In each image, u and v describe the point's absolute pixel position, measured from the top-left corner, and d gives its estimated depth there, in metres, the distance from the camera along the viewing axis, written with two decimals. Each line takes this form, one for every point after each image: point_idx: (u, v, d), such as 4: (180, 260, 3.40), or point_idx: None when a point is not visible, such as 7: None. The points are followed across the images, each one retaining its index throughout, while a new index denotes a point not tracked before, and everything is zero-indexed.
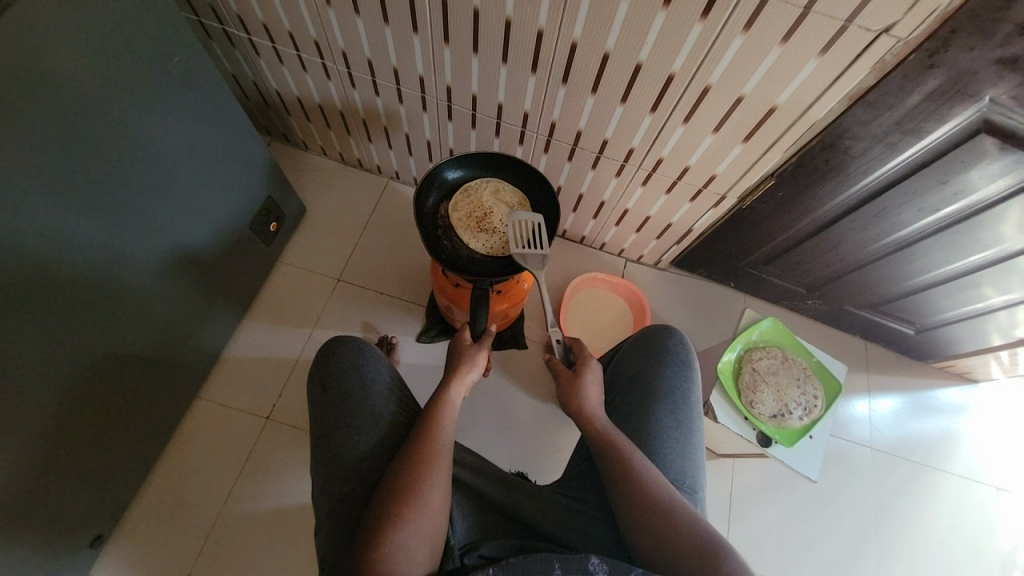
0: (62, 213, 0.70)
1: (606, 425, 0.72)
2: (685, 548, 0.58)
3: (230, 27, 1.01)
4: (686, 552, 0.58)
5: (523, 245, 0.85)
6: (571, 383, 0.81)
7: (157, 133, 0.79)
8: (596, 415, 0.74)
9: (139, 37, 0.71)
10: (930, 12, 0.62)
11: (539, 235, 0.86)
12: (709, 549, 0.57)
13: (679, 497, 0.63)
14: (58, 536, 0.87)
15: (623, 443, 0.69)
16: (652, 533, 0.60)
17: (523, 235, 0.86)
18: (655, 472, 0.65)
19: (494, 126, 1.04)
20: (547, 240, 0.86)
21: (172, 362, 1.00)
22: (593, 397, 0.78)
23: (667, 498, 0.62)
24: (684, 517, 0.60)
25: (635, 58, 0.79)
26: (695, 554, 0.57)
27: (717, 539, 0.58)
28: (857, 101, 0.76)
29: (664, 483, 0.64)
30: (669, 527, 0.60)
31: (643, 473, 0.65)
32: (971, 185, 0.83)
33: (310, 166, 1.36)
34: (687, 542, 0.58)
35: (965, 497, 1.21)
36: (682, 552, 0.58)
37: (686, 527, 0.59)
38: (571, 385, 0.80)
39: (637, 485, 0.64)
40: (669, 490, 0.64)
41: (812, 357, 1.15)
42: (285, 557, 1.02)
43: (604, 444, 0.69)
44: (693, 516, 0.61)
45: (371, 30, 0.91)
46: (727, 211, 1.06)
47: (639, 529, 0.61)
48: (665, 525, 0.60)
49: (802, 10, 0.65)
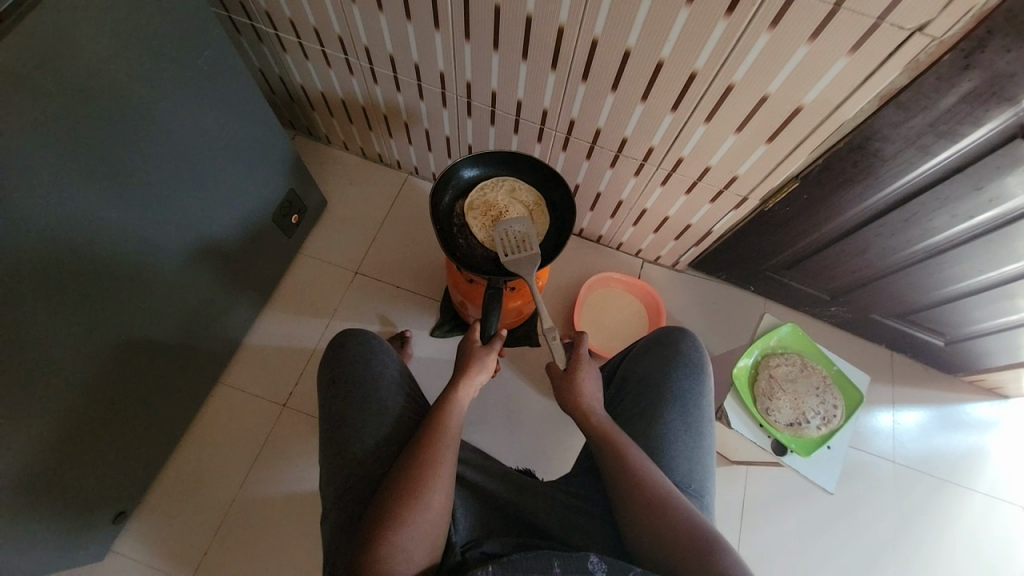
0: (93, 203, 0.73)
1: (603, 420, 0.71)
2: (682, 547, 0.58)
3: (258, 22, 1.03)
4: (684, 553, 0.57)
5: (518, 251, 0.84)
6: (567, 380, 0.77)
7: (184, 125, 0.82)
8: (595, 413, 0.73)
9: (167, 31, 0.74)
10: (967, 11, 0.60)
11: (529, 239, 0.85)
12: (706, 549, 0.57)
13: (679, 497, 0.62)
14: (82, 509, 0.91)
15: (622, 441, 0.68)
16: (648, 531, 0.60)
17: (524, 238, 0.85)
18: (654, 469, 0.65)
19: (513, 123, 1.04)
20: (534, 244, 0.85)
21: (193, 346, 1.03)
22: (590, 396, 0.75)
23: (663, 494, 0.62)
24: (684, 517, 0.60)
25: (656, 56, 0.77)
26: (693, 553, 0.57)
27: (715, 539, 0.58)
28: (889, 101, 0.73)
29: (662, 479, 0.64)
30: (667, 529, 0.59)
31: (640, 470, 0.64)
32: (1009, 192, 0.80)
33: (332, 160, 1.38)
34: (685, 539, 0.58)
35: (992, 518, 1.16)
36: (680, 552, 0.57)
37: (684, 524, 0.59)
38: (566, 382, 0.77)
39: (637, 486, 0.63)
40: (668, 486, 0.63)
41: (833, 366, 1.12)
42: (297, 542, 1.05)
43: (604, 442, 0.68)
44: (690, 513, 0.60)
45: (393, 26, 0.92)
46: (748, 212, 1.04)
47: (638, 530, 0.61)
48: (665, 525, 0.59)
49: (832, 7, 0.63)
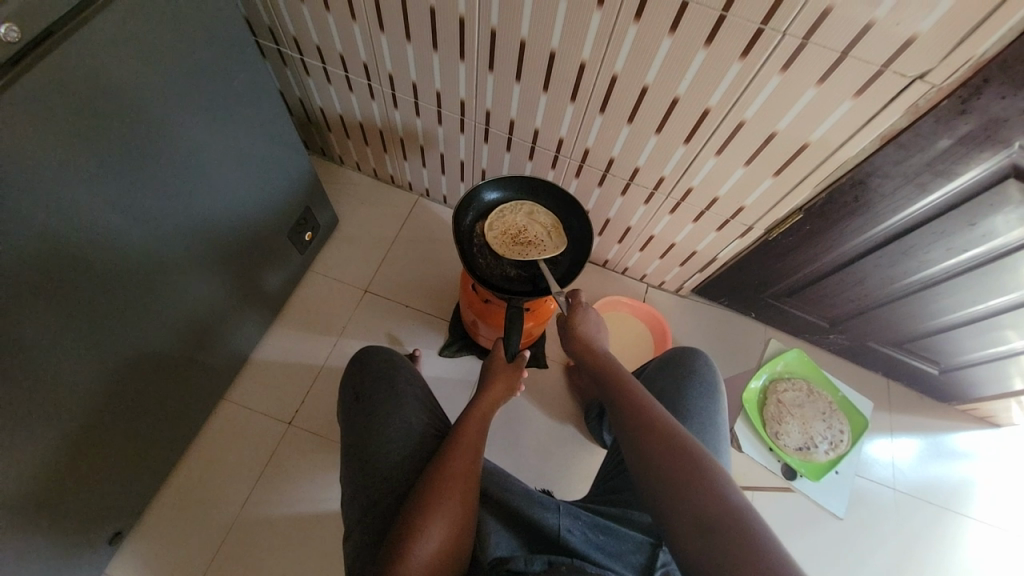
0: (121, 220, 0.73)
1: (610, 361, 0.78)
2: (693, 491, 0.56)
3: (285, 46, 1.07)
4: (673, 497, 0.57)
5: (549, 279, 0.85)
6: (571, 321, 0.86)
7: (212, 143, 0.83)
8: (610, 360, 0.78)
9: (209, 53, 0.76)
10: (963, 62, 0.65)
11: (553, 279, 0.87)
12: (690, 478, 0.57)
13: (680, 430, 0.63)
14: (79, 529, 0.88)
15: (625, 381, 0.73)
16: (657, 479, 0.59)
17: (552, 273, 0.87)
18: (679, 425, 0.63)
19: (528, 150, 1.08)
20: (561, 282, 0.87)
21: (201, 361, 1.02)
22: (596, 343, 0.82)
23: (648, 424, 0.64)
24: (679, 447, 0.60)
25: (673, 92, 0.82)
26: (694, 493, 0.56)
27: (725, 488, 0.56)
28: (890, 141, 0.78)
29: (670, 423, 0.64)
30: (648, 452, 0.61)
31: (649, 411, 0.66)
32: (999, 228, 0.85)
33: (344, 179, 1.40)
34: (686, 482, 0.57)
35: (991, 547, 1.17)
36: (684, 492, 0.56)
37: (684, 469, 0.58)
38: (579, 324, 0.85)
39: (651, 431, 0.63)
40: (683, 431, 0.63)
41: (838, 393, 1.25)
42: (297, 567, 1.01)
43: (607, 379, 0.75)
44: (692, 451, 0.59)
45: (419, 56, 0.96)
46: (753, 241, 1.08)
47: (652, 481, 0.59)
48: (659, 451, 0.60)
49: (840, 54, 0.68)
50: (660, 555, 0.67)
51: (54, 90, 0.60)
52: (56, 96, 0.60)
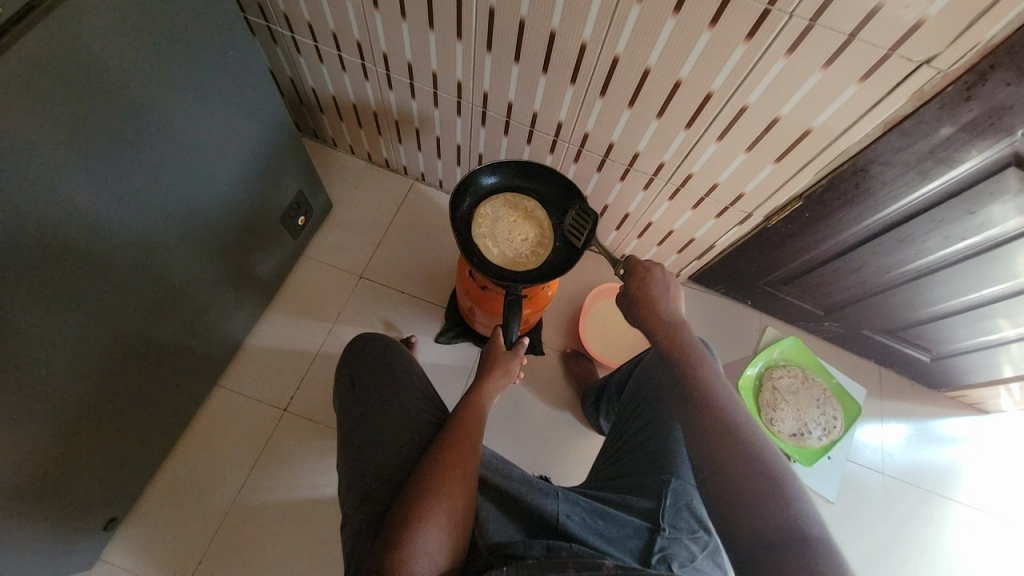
0: (109, 207, 0.71)
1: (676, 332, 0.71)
2: (761, 499, 0.54)
3: (275, 23, 1.03)
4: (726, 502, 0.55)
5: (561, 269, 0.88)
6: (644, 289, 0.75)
7: (201, 125, 0.81)
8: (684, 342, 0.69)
9: (198, 29, 0.73)
10: (971, 47, 0.64)
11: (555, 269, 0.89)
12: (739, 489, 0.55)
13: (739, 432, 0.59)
14: (73, 516, 0.87)
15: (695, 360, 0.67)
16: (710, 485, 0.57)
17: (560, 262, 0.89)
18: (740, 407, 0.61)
19: (526, 134, 1.06)
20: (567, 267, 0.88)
21: (195, 346, 1.01)
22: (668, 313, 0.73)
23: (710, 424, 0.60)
24: (736, 452, 0.57)
25: (675, 76, 0.80)
26: (741, 503, 0.55)
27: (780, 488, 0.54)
28: (892, 128, 0.78)
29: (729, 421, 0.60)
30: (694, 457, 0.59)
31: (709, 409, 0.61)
32: (997, 218, 0.85)
33: (337, 163, 1.38)
34: (750, 490, 0.55)
35: (975, 529, 1.20)
36: (729, 497, 0.55)
37: (754, 473, 0.56)
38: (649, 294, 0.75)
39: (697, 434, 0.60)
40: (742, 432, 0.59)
41: (833, 380, 1.27)
42: (295, 551, 1.02)
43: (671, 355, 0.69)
44: (761, 454, 0.57)
45: (415, 35, 0.93)
46: (751, 228, 1.07)
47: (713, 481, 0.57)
48: (713, 452, 0.58)
49: (846, 37, 0.67)
50: (659, 540, 0.68)
51: (38, 68, 0.57)
52: (41, 75, 0.58)
